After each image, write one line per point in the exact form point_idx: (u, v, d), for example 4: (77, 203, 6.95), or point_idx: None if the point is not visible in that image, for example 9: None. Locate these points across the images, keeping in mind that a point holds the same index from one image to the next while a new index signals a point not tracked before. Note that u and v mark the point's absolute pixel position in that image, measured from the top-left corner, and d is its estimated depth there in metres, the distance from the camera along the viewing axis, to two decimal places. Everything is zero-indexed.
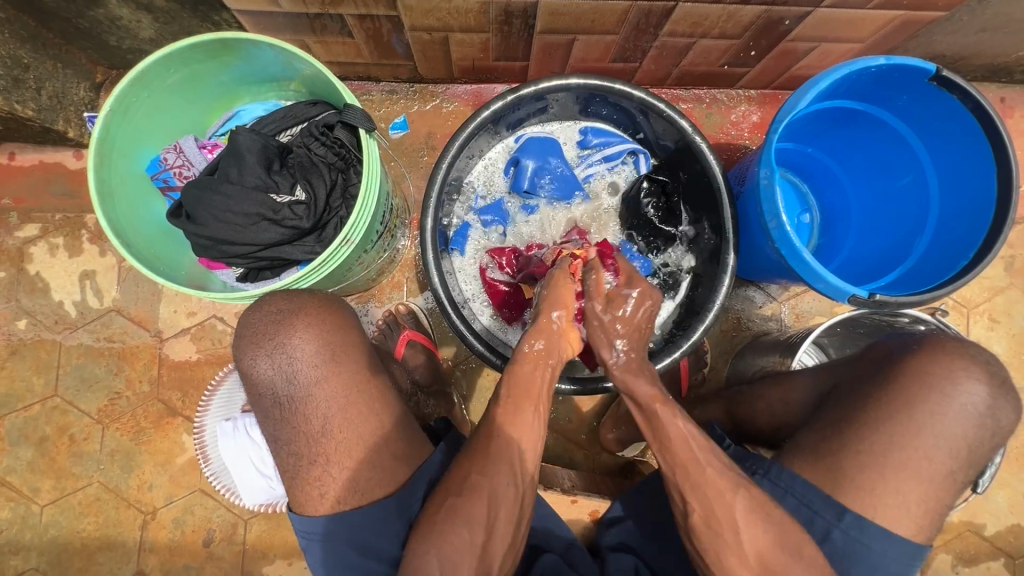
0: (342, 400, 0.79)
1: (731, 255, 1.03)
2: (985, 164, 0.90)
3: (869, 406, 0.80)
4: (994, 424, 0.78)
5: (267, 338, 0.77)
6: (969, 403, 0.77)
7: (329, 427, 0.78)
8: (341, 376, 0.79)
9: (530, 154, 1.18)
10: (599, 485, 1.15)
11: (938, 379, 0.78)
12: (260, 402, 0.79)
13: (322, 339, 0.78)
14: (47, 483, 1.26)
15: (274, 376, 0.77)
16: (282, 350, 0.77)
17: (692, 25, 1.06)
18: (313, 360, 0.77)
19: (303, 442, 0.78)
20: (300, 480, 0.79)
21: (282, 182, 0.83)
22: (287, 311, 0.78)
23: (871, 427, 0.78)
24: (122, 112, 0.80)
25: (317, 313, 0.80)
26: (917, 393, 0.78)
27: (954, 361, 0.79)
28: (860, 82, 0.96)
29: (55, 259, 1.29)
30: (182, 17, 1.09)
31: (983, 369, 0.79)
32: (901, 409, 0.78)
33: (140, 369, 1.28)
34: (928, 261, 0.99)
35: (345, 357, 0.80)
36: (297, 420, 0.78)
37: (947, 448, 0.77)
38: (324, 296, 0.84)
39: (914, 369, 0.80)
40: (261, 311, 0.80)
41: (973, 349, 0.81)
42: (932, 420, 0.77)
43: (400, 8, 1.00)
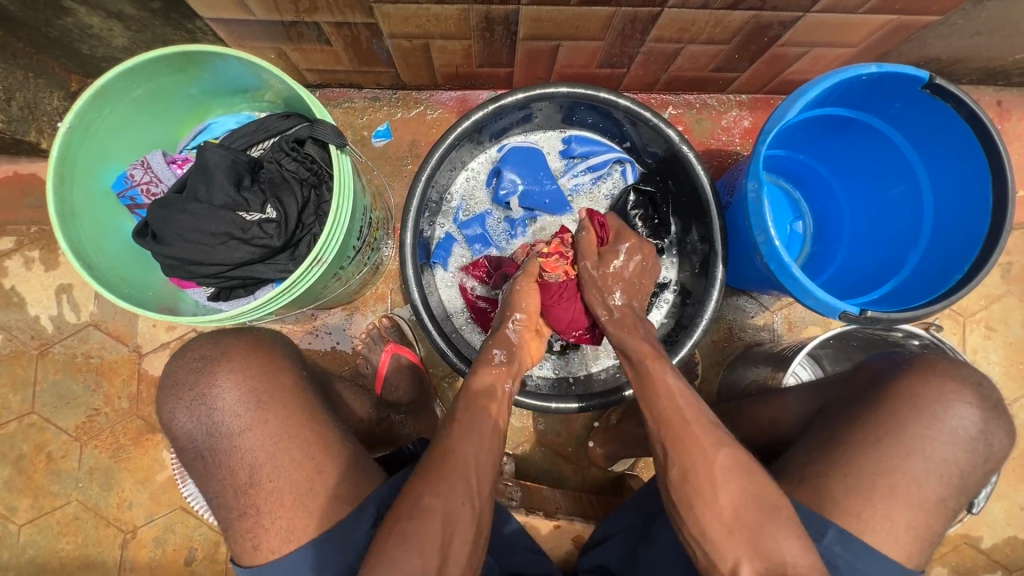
0: (271, 447, 0.75)
1: (720, 267, 1.00)
2: (981, 175, 0.87)
3: (857, 428, 0.78)
4: (986, 448, 0.76)
5: (187, 389, 0.76)
6: (960, 427, 0.75)
7: (257, 477, 0.74)
8: (267, 424, 0.75)
9: (513, 164, 1.15)
10: (587, 507, 1.11)
11: (929, 402, 0.76)
12: (185, 459, 0.77)
13: (246, 385, 0.76)
14: (24, 502, 1.24)
15: (194, 429, 0.76)
16: (203, 400, 0.76)
17: (679, 31, 1.03)
18: (235, 408, 0.75)
19: (231, 494, 0.75)
20: (248, 522, 0.74)
21: (252, 200, 0.80)
22: (208, 357, 0.78)
23: (859, 450, 0.76)
24: (83, 129, 0.77)
25: (240, 357, 0.78)
26: (905, 417, 0.76)
27: (945, 383, 0.77)
28: (852, 90, 0.93)
29: (31, 273, 1.26)
30: (154, 25, 1.05)
31: (975, 393, 0.77)
32: (889, 432, 0.75)
33: (118, 385, 1.25)
34: (921, 274, 0.96)
35: (272, 401, 0.76)
36: (223, 472, 0.75)
37: (937, 474, 0.75)
38: (253, 335, 0.83)
39: (904, 392, 0.78)
40: (185, 359, 0.79)
41: (965, 371, 0.79)
42: (922, 445, 0.75)
43: (377, 15, 0.97)
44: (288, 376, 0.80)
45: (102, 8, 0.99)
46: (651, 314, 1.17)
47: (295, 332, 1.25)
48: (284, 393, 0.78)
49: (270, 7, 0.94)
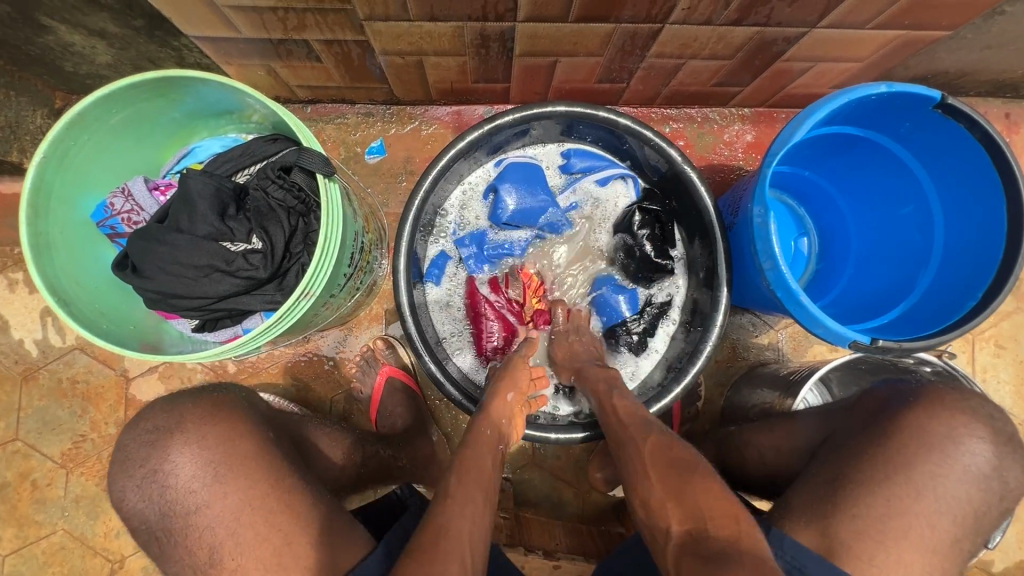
0: (230, 524, 0.73)
1: (725, 289, 0.98)
2: (994, 198, 0.84)
3: (864, 465, 0.74)
4: (1001, 486, 0.73)
5: (139, 466, 0.75)
6: (973, 464, 0.72)
7: (217, 557, 0.72)
8: (226, 500, 0.73)
9: (510, 180, 1.11)
10: (589, 543, 1.10)
11: (939, 438, 0.73)
12: (140, 540, 0.76)
13: (203, 458, 0.75)
14: (9, 532, 1.20)
15: (147, 508, 0.75)
16: (154, 477, 0.74)
17: (681, 47, 1.00)
18: (190, 483, 0.74)
19: (192, 573, 0.74)
20: (251, 557, 0.72)
21: (237, 229, 0.77)
22: (162, 429, 0.76)
23: (867, 489, 0.72)
24: (59, 158, 0.74)
25: (195, 426, 0.76)
26: (914, 454, 0.73)
27: (957, 417, 0.74)
28: (860, 109, 0.90)
29: (14, 295, 1.23)
30: (138, 43, 1.02)
31: (987, 426, 0.74)
32: (898, 470, 0.72)
33: (106, 410, 1.22)
34: (931, 298, 0.93)
35: (229, 475, 0.74)
36: (180, 552, 0.74)
37: (950, 514, 0.71)
38: (212, 399, 0.81)
39: (913, 427, 0.74)
40: (137, 433, 0.79)
41: (976, 402, 0.76)
42: (933, 483, 0.72)
43: (368, 33, 0.94)
44: (247, 442, 0.78)
45: (84, 26, 0.96)
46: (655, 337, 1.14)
47: (287, 354, 1.21)
48: (246, 463, 0.76)
49: (257, 25, 0.91)
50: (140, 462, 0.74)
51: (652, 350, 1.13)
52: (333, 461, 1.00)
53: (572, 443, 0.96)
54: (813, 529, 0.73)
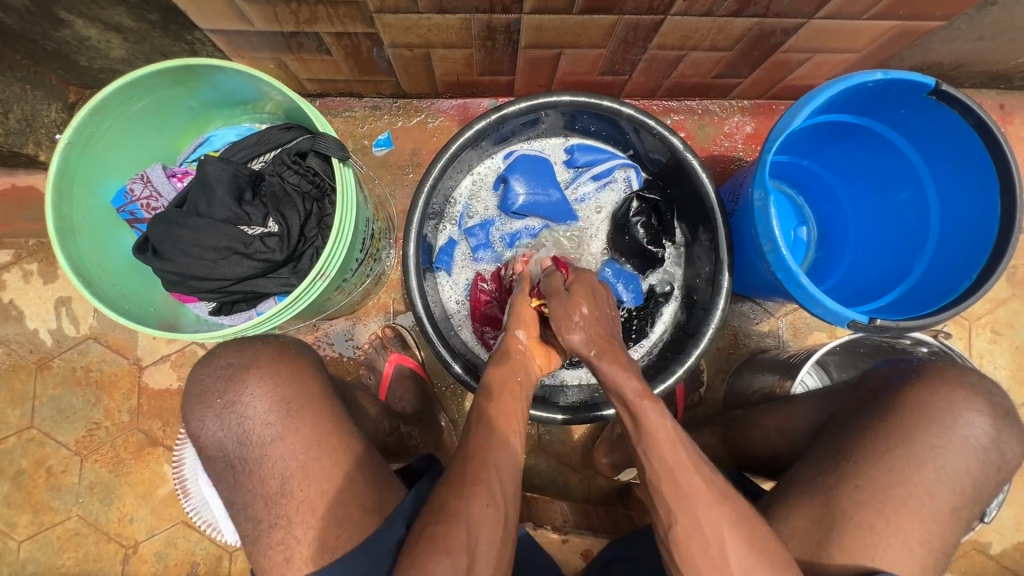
0: (302, 457, 0.75)
1: (727, 275, 1.00)
2: (988, 181, 0.87)
3: (866, 440, 0.77)
4: (999, 457, 0.75)
5: (217, 397, 0.76)
6: (971, 435, 0.74)
7: (287, 487, 0.73)
8: (297, 433, 0.75)
9: (516, 172, 1.14)
10: (595, 520, 1.14)
11: (938, 412, 0.75)
12: (214, 468, 0.77)
13: (276, 394, 0.76)
14: (24, 518, 1.22)
15: (225, 437, 0.75)
16: (232, 408, 0.75)
17: (681, 38, 1.03)
18: (266, 416, 0.75)
19: (261, 504, 0.74)
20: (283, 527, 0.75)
21: (254, 213, 0.80)
22: (238, 365, 0.77)
23: (870, 461, 0.75)
24: (83, 144, 0.76)
25: (270, 364, 0.78)
26: (916, 426, 0.75)
27: (955, 391, 0.76)
28: (857, 97, 0.93)
29: (29, 286, 1.25)
30: (153, 37, 1.04)
31: (985, 400, 0.76)
32: (899, 443, 0.74)
33: (119, 398, 1.24)
34: (928, 281, 0.96)
35: (300, 410, 0.76)
36: (252, 482, 0.75)
37: (950, 483, 0.73)
38: (279, 342, 0.82)
39: (913, 401, 0.76)
40: (212, 369, 0.79)
41: (975, 378, 0.78)
42: (933, 454, 0.74)
43: (378, 25, 0.96)
44: (314, 382, 0.80)
45: (101, 20, 0.98)
46: (656, 325, 1.17)
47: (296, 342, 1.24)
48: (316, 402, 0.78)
49: (270, 18, 0.94)
50: (220, 391, 0.75)
51: (651, 336, 1.16)
52: (369, 416, 1.06)
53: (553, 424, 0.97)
54: (818, 501, 0.76)
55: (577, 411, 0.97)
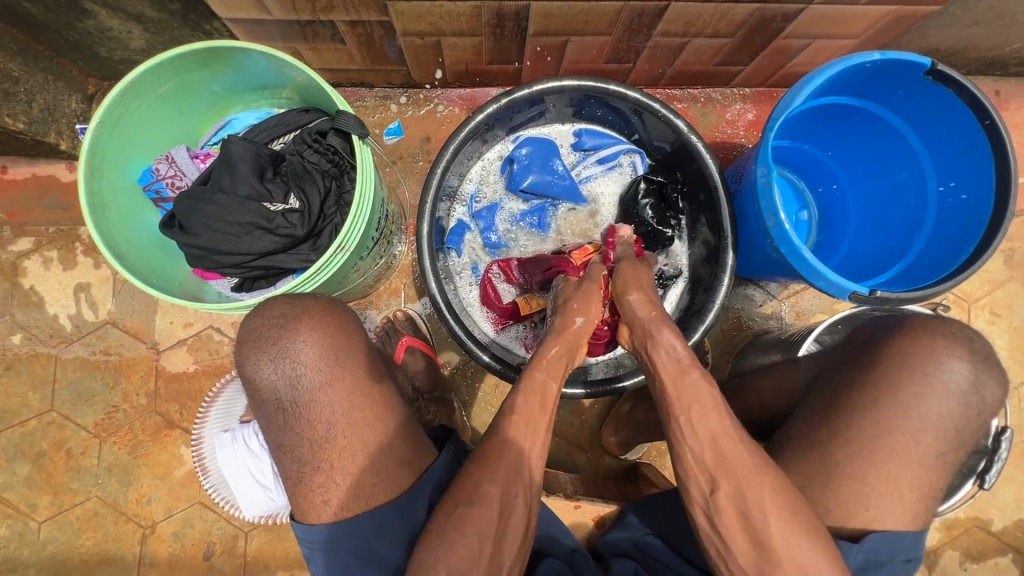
0: (345, 405, 0.77)
1: (731, 254, 1.03)
2: (984, 158, 0.90)
3: (855, 392, 0.79)
4: (979, 401, 0.76)
5: (270, 343, 0.75)
6: (952, 381, 0.75)
7: (332, 432, 0.77)
8: (345, 381, 0.78)
9: (525, 156, 1.18)
10: (604, 491, 1.14)
11: (921, 361, 0.77)
12: (266, 410, 0.78)
13: (326, 343, 0.77)
14: (44, 499, 1.25)
15: (278, 380, 0.76)
16: (285, 355, 0.75)
17: (685, 25, 1.06)
18: (317, 363, 0.76)
19: (307, 448, 0.77)
20: (303, 487, 0.78)
21: (275, 191, 0.83)
22: (290, 314, 0.77)
23: (858, 412, 0.77)
24: (113, 124, 0.80)
25: (320, 316, 0.78)
26: (902, 376, 0.77)
27: (935, 341, 0.77)
28: (857, 78, 0.96)
29: (49, 272, 1.28)
30: (173, 27, 1.08)
31: (965, 347, 0.77)
32: (884, 393, 0.76)
33: (137, 381, 1.27)
34: (927, 257, 0.98)
35: (347, 359, 0.78)
36: (300, 424, 0.77)
37: (934, 430, 0.75)
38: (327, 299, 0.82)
39: (896, 353, 0.78)
40: (260, 318, 0.78)
41: (956, 327, 0.79)
42: (918, 402, 0.76)
43: (392, 13, 1.00)
44: (359, 338, 0.82)
45: (123, 10, 1.02)
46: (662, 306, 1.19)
47: None
48: (359, 353, 0.81)
49: (288, 7, 0.97)
50: (275, 337, 0.74)
51: None
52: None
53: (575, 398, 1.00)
54: (815, 458, 0.79)
55: (596, 386, 1.00)
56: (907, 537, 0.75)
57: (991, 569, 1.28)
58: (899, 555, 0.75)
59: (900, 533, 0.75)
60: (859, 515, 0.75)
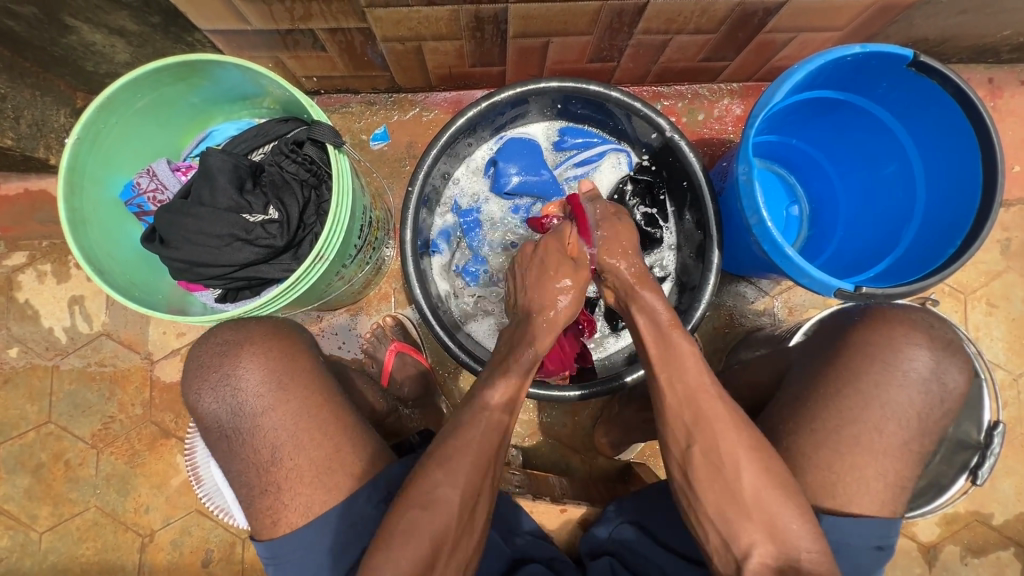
0: (291, 427, 0.79)
1: (716, 252, 1.02)
2: (971, 150, 0.88)
3: (819, 384, 0.79)
4: (941, 388, 0.76)
5: (214, 371, 0.80)
6: (912, 369, 0.75)
7: (278, 455, 0.78)
8: (289, 405, 0.80)
9: (509, 157, 1.18)
10: (591, 494, 1.12)
11: (879, 349, 0.77)
12: (210, 438, 0.81)
13: (267, 367, 0.80)
14: (44, 510, 1.26)
15: (219, 408, 0.80)
16: (227, 381, 0.80)
17: (667, 22, 1.05)
18: (259, 387, 0.79)
19: (253, 472, 0.79)
20: (255, 510, 0.79)
21: (255, 202, 0.83)
22: (232, 342, 0.81)
23: (820, 403, 0.77)
24: (91, 139, 0.81)
25: (262, 341, 0.82)
26: (860, 364, 0.77)
27: (894, 330, 0.78)
28: (839, 72, 0.95)
29: (44, 286, 1.29)
30: (156, 39, 1.08)
31: (924, 335, 0.77)
32: (847, 384, 0.76)
33: (132, 392, 1.28)
34: (915, 251, 0.97)
35: (292, 383, 0.81)
36: (245, 450, 0.79)
37: (897, 418, 0.75)
38: (273, 321, 0.86)
39: (855, 342, 0.79)
40: (206, 347, 0.83)
41: (917, 314, 0.80)
42: (878, 391, 0.75)
43: (370, 20, 1.00)
44: (306, 361, 0.84)
45: (105, 25, 1.02)
46: None
47: None
48: (310, 377, 0.83)
49: (266, 16, 0.97)
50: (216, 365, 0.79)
51: None
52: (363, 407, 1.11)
53: (570, 401, 1.00)
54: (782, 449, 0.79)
55: (592, 387, 0.99)
56: (871, 523, 0.74)
57: (993, 564, 1.27)
58: (866, 541, 0.74)
59: (862, 516, 0.74)
60: (840, 511, 0.74)
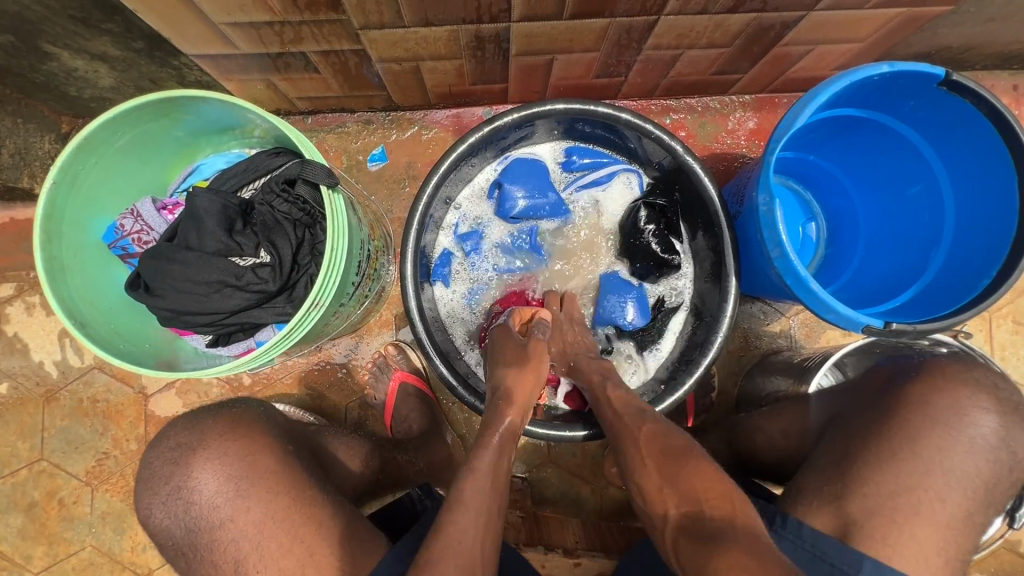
0: (249, 539, 0.79)
1: (734, 280, 0.97)
2: (1007, 176, 0.83)
3: (871, 444, 0.79)
4: (1010, 456, 0.78)
5: (164, 484, 0.82)
6: (978, 435, 0.77)
7: (241, 569, 0.79)
8: (246, 514, 0.80)
9: (515, 179, 1.12)
10: (606, 537, 1.11)
11: (943, 411, 0.78)
12: (170, 553, 0.84)
13: (223, 475, 0.81)
14: (39, 550, 1.23)
15: (172, 524, 0.82)
16: (179, 494, 0.81)
17: (678, 37, 0.99)
18: (214, 498, 0.80)
19: None
20: None
21: (245, 244, 0.78)
22: (185, 447, 0.83)
23: (872, 466, 0.77)
24: (69, 182, 0.76)
25: (216, 445, 0.83)
26: (919, 427, 0.78)
27: (958, 390, 0.79)
28: (863, 91, 0.89)
29: (32, 318, 1.25)
30: (141, 64, 1.02)
31: (991, 397, 0.79)
32: (905, 447, 0.77)
33: (126, 427, 1.24)
34: (945, 279, 0.92)
35: (248, 489, 0.80)
36: (204, 566, 0.81)
37: (961, 487, 0.76)
38: (230, 415, 0.88)
39: (915, 399, 0.80)
40: (161, 450, 0.86)
41: (981, 373, 0.81)
42: (941, 456, 0.76)
43: (364, 42, 0.94)
44: (267, 456, 0.83)
45: (86, 51, 0.97)
46: (665, 334, 1.13)
47: (300, 363, 1.22)
48: (268, 476, 0.82)
49: (255, 40, 0.92)
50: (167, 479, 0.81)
51: (659, 348, 1.13)
52: (350, 468, 1.04)
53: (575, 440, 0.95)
54: None
55: (597, 427, 0.95)
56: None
57: None
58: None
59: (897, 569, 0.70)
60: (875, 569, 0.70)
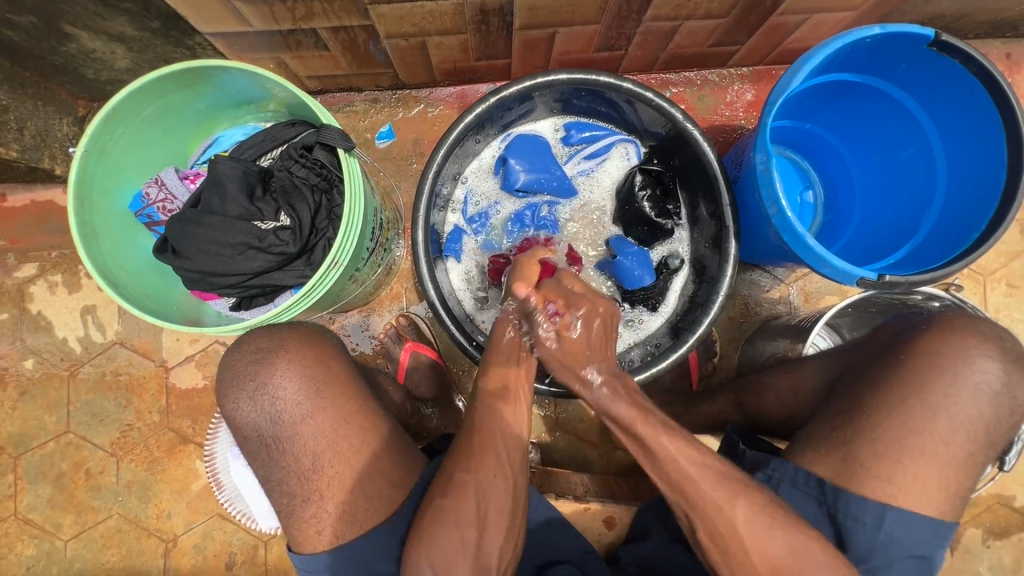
0: (331, 435, 0.81)
1: (733, 242, 1.00)
2: (994, 134, 0.86)
3: (880, 390, 0.81)
4: (1011, 401, 0.79)
5: (248, 381, 0.81)
6: (982, 382, 0.78)
7: (320, 463, 0.80)
8: (326, 412, 0.81)
9: (518, 153, 1.16)
10: (615, 488, 1.14)
11: (952, 359, 0.79)
12: (250, 447, 0.82)
13: (304, 374, 0.81)
14: (68, 518, 1.27)
15: (259, 417, 0.81)
16: (264, 390, 0.80)
17: (676, 8, 1.02)
18: (298, 396, 0.81)
19: (294, 480, 0.81)
20: (295, 519, 0.81)
21: (266, 209, 0.82)
22: (267, 349, 0.82)
23: (881, 410, 0.80)
24: (98, 151, 0.80)
25: (296, 349, 0.83)
26: (931, 375, 0.79)
27: (965, 339, 0.80)
28: (856, 54, 0.92)
29: (55, 296, 1.29)
30: (156, 44, 1.06)
31: (996, 346, 0.80)
32: (914, 393, 0.79)
33: (148, 400, 1.28)
34: (938, 235, 0.95)
35: (326, 390, 0.82)
36: (285, 458, 0.81)
37: (964, 430, 0.78)
38: (303, 326, 0.87)
39: (926, 348, 0.81)
40: (241, 352, 0.84)
41: (985, 325, 0.82)
42: (947, 402, 0.78)
43: (373, 17, 0.98)
44: (338, 363, 0.85)
45: (104, 31, 1.00)
46: (668, 295, 1.17)
47: None
48: (343, 382, 0.84)
49: (268, 16, 0.95)
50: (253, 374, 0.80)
51: (663, 309, 1.16)
52: None
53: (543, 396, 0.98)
54: None
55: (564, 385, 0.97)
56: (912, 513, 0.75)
57: (1017, 546, 1.26)
58: (905, 552, 0.76)
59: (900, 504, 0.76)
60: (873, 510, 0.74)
